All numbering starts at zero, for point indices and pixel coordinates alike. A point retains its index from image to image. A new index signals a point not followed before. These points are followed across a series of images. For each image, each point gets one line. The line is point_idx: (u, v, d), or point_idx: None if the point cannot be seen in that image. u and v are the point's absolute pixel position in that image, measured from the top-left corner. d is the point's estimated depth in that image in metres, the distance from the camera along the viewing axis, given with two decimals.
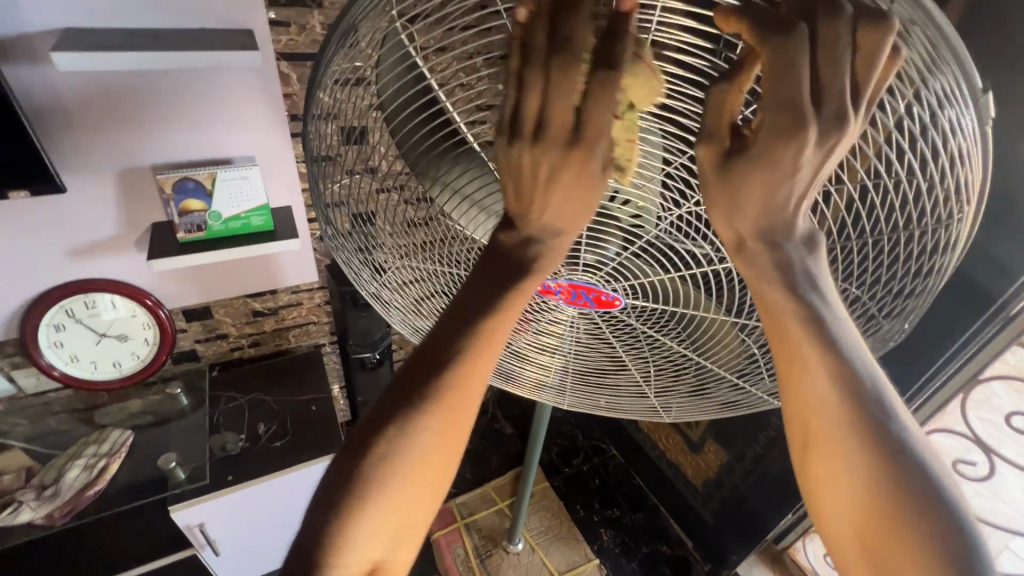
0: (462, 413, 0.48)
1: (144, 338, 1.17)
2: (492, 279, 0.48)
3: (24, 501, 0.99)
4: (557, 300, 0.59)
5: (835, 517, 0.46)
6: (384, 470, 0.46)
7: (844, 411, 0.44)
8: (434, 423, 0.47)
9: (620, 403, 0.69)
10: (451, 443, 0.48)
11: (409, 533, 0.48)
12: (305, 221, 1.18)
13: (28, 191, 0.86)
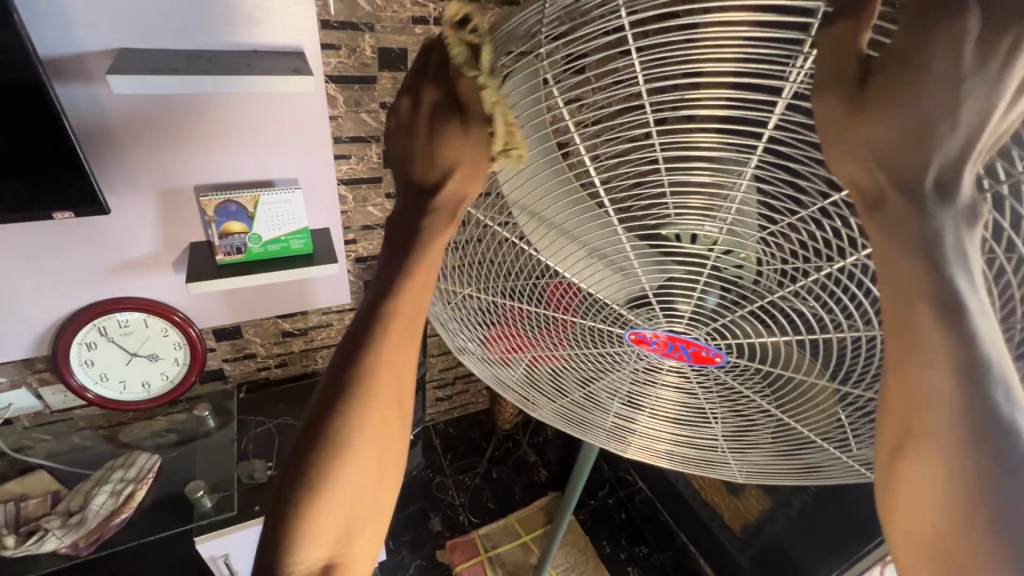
0: (382, 400, 0.48)
1: (175, 358, 1.14)
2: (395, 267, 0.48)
3: (49, 529, 0.96)
4: (649, 349, 0.59)
5: (909, 520, 0.40)
6: (319, 468, 0.47)
7: (963, 414, 0.36)
8: (365, 426, 0.48)
9: (700, 455, 0.68)
10: (384, 428, 0.49)
11: (358, 531, 0.49)
12: (341, 242, 1.16)
13: (71, 211, 0.85)
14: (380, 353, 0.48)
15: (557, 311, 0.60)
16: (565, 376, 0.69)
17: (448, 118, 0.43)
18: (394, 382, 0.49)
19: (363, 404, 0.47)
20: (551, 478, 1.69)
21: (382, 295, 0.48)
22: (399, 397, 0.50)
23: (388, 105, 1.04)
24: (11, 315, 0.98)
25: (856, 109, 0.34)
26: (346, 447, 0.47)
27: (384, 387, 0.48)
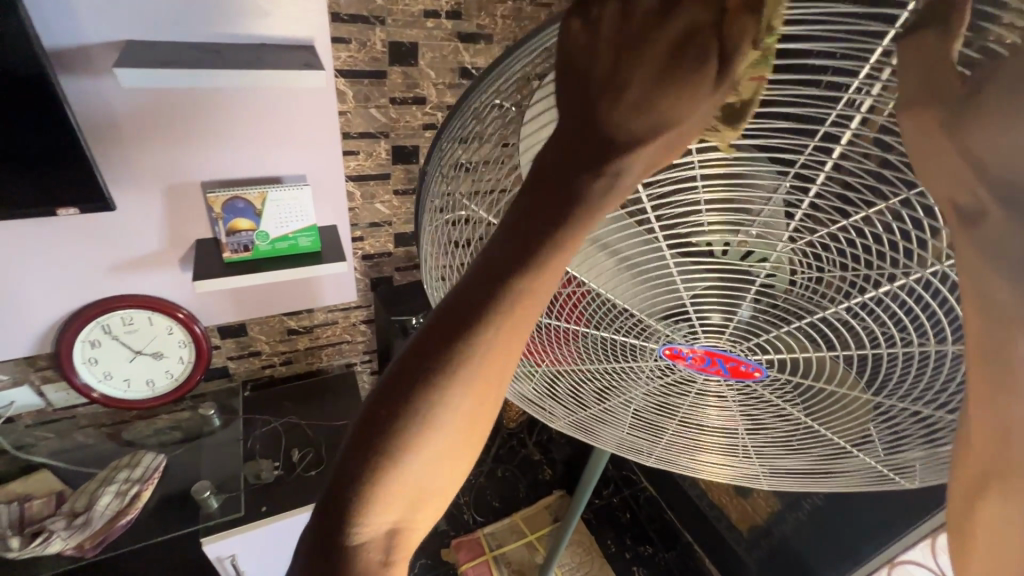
0: (478, 404, 0.33)
1: (179, 356, 1.12)
2: (538, 215, 0.33)
3: (54, 530, 0.94)
4: (685, 364, 0.57)
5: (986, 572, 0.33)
6: (372, 468, 0.33)
7: None
8: (460, 408, 0.33)
9: (718, 462, 0.67)
10: (472, 437, 0.34)
11: (420, 528, 0.36)
12: (349, 239, 1.14)
13: (76, 208, 0.83)
14: (492, 340, 0.32)
15: (563, 318, 0.60)
16: (576, 385, 0.69)
17: (668, 63, 0.30)
18: (501, 377, 0.34)
19: (463, 400, 0.33)
20: (556, 477, 1.68)
21: (506, 261, 0.32)
22: (499, 397, 0.35)
23: (398, 100, 1.03)
24: (14, 312, 0.96)
25: (957, 122, 0.26)
26: (421, 452, 0.33)
27: (489, 382, 0.33)
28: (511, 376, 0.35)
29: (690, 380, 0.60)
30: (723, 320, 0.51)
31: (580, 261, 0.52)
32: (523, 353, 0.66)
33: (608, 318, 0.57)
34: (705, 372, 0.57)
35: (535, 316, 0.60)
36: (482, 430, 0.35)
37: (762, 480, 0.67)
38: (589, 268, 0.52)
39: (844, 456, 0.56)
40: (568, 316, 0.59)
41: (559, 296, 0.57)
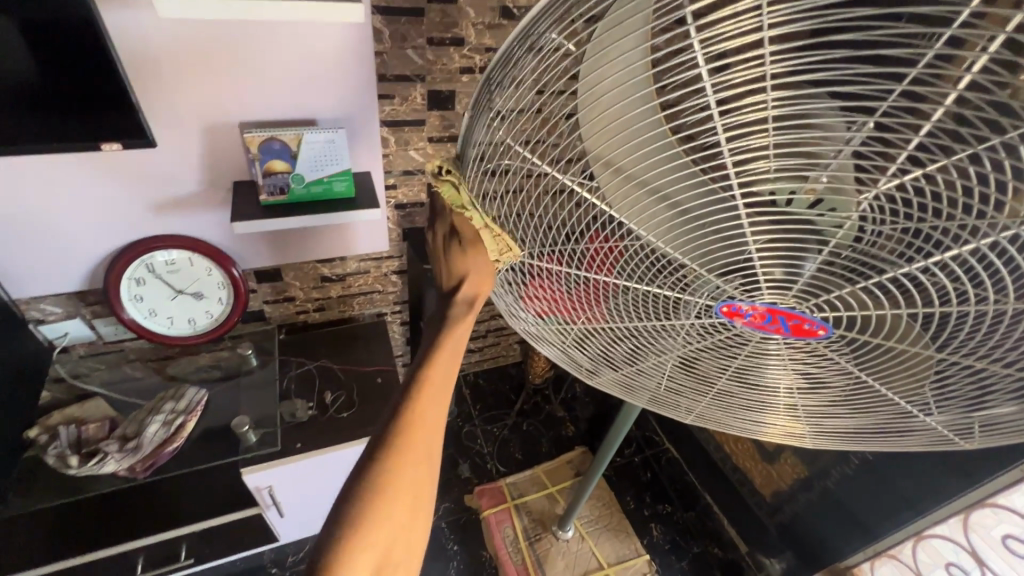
0: (424, 438, 0.53)
1: (219, 298, 1.16)
2: (436, 327, 0.59)
3: (109, 452, 1.01)
4: (742, 322, 0.54)
5: None
6: (355, 509, 0.48)
7: None
8: (403, 458, 0.51)
9: (758, 421, 0.66)
10: (418, 481, 0.52)
11: (390, 564, 0.49)
12: (382, 188, 1.14)
13: (118, 143, 0.84)
14: (417, 401, 0.53)
15: (593, 270, 0.58)
16: (607, 345, 0.68)
17: (452, 243, 0.58)
18: (434, 419, 0.54)
19: (407, 438, 0.52)
20: (578, 434, 1.70)
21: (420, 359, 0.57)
22: (434, 438, 0.54)
23: (435, 41, 0.99)
24: (64, 247, 1.00)
25: None
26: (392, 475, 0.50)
27: (427, 424, 0.53)
28: (436, 449, 0.54)
29: (733, 336, 0.58)
30: (786, 275, 0.49)
31: (632, 208, 0.50)
32: (558, 313, 0.66)
33: (651, 272, 0.55)
34: (762, 330, 0.55)
35: (568, 268, 0.59)
36: (428, 468, 0.53)
37: (805, 438, 0.65)
38: (641, 215, 0.51)
39: (894, 413, 0.55)
40: (601, 270, 0.57)
41: (592, 251, 0.56)
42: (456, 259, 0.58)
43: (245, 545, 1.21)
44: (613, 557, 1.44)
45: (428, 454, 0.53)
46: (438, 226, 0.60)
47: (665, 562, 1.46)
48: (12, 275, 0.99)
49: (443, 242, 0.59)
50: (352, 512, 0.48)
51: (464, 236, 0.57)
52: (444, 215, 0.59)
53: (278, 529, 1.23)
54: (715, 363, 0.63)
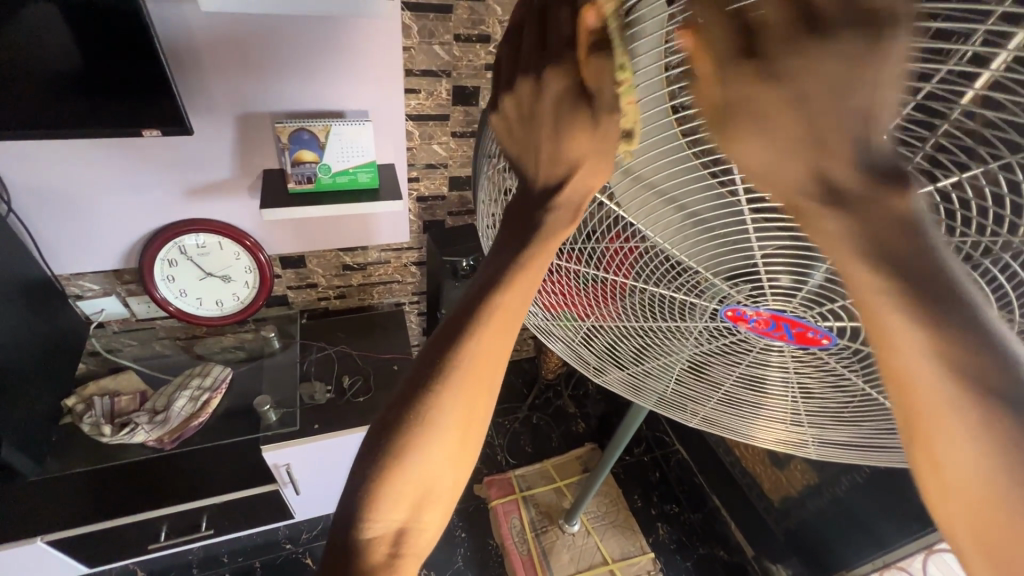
0: (479, 388, 0.49)
1: (245, 281, 1.20)
2: (513, 234, 0.48)
3: (139, 423, 1.06)
4: (747, 327, 0.55)
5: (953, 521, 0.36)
6: (403, 439, 0.47)
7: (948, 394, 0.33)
8: (458, 396, 0.48)
9: (762, 425, 0.67)
10: (469, 422, 0.49)
11: (435, 494, 0.49)
12: (405, 179, 1.17)
13: (158, 129, 0.88)
14: (476, 350, 0.48)
15: (603, 269, 0.58)
16: (617, 343, 0.69)
17: (574, 110, 0.41)
18: (493, 370, 0.49)
19: (460, 385, 0.48)
20: (588, 431, 1.72)
21: (490, 283, 0.48)
22: (490, 384, 0.49)
23: (462, 37, 1.01)
24: (103, 224, 1.05)
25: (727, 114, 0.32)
26: (433, 431, 0.47)
27: (485, 375, 0.49)
28: (493, 381, 0.49)
29: (738, 342, 0.59)
30: (791, 283, 0.48)
31: (643, 209, 0.50)
32: (570, 310, 0.67)
33: (661, 274, 0.56)
34: (768, 336, 0.55)
35: (579, 266, 0.59)
36: (485, 399, 0.50)
37: (806, 449, 0.66)
38: (651, 216, 0.50)
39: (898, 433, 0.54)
40: (614, 270, 0.57)
41: (611, 250, 0.55)
42: (575, 141, 0.42)
43: (263, 520, 1.26)
44: (618, 554, 1.45)
45: (483, 402, 0.49)
46: (550, 76, 0.40)
47: (670, 562, 1.47)
48: (54, 251, 1.05)
49: (556, 109, 0.41)
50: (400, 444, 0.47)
51: (599, 94, 0.39)
52: (550, 58, 0.40)
53: (295, 505, 1.27)
54: (723, 366, 0.64)
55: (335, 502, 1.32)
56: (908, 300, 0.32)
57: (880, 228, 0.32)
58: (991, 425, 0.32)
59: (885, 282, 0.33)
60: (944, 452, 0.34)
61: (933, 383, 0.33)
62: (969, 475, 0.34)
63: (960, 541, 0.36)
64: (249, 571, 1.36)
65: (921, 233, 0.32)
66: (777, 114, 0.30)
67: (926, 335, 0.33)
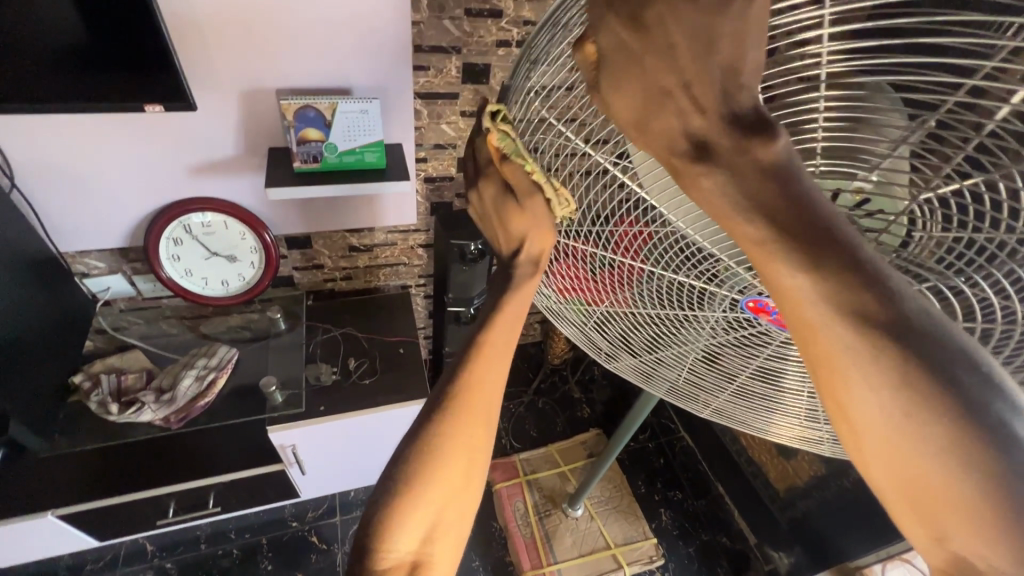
0: (476, 420, 0.48)
1: (251, 261, 1.19)
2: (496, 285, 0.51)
3: (145, 402, 1.06)
4: (768, 319, 0.51)
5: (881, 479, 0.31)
6: (409, 469, 0.46)
7: (844, 336, 0.30)
8: (457, 423, 0.47)
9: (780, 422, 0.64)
10: (473, 448, 0.48)
11: (446, 526, 0.47)
12: (413, 159, 1.14)
13: (161, 105, 0.86)
14: (468, 385, 0.48)
15: (615, 253, 0.56)
16: (630, 332, 0.68)
17: (506, 202, 0.49)
18: (489, 401, 0.49)
19: (457, 417, 0.48)
20: (593, 416, 1.71)
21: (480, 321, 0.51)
22: (491, 409, 0.49)
23: (473, 12, 0.97)
24: (108, 203, 1.03)
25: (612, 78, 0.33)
26: (434, 467, 0.46)
27: (480, 406, 0.49)
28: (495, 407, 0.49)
29: (757, 333, 0.56)
30: None
31: (659, 188, 0.47)
32: (582, 295, 0.65)
33: (676, 260, 0.53)
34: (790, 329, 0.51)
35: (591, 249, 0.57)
36: (486, 425, 0.49)
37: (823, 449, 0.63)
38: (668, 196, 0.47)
39: None
40: (627, 254, 0.55)
41: (625, 234, 0.53)
42: (516, 221, 0.49)
43: (269, 499, 1.27)
44: (620, 539, 1.46)
45: (485, 428, 0.49)
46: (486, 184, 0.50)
47: (672, 547, 1.48)
48: (59, 229, 1.04)
49: (494, 204, 0.50)
50: (407, 474, 0.46)
51: (523, 183, 0.47)
52: (483, 173, 0.50)
53: (301, 485, 1.28)
54: (736, 357, 0.61)
55: (340, 482, 1.33)
56: (783, 244, 0.31)
57: (752, 177, 0.32)
58: (891, 364, 0.29)
59: (761, 230, 0.32)
60: (851, 401, 0.31)
61: (827, 325, 0.31)
62: (872, 423, 0.30)
63: (888, 502, 0.32)
64: (256, 547, 1.38)
65: (786, 180, 0.32)
66: (649, 65, 0.32)
67: (810, 272, 0.31)
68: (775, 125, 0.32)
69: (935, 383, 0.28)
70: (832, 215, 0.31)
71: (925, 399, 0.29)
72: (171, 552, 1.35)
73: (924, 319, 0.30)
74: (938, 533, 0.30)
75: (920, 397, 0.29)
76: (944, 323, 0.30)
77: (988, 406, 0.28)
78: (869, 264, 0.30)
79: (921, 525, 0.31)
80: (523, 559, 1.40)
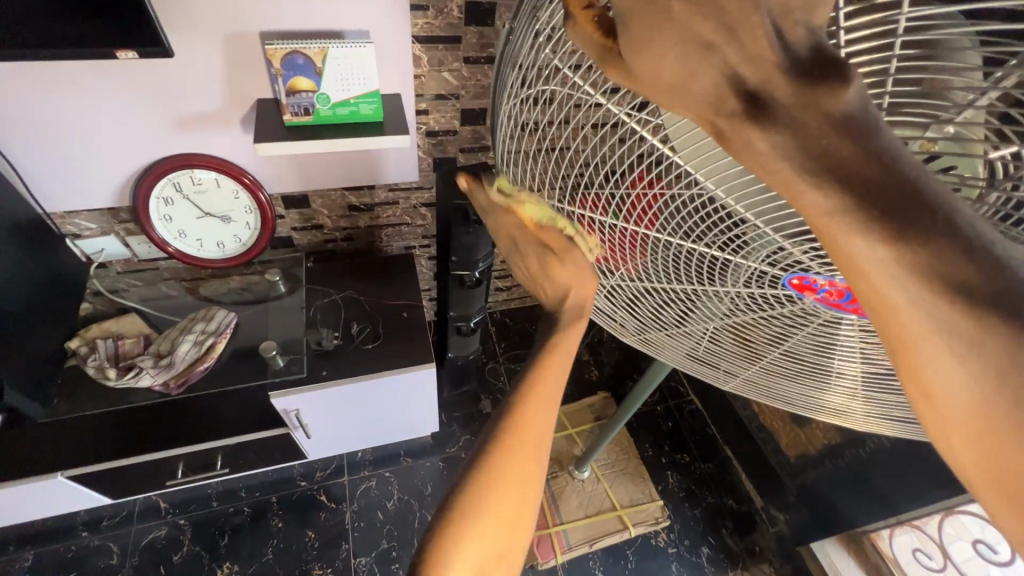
0: (526, 446, 0.46)
1: (246, 222, 1.13)
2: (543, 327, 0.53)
3: (143, 367, 1.04)
4: (813, 298, 0.43)
5: (969, 470, 0.27)
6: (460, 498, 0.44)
7: (933, 316, 0.25)
8: (507, 456, 0.46)
9: (818, 399, 0.57)
10: (525, 473, 0.46)
11: (495, 557, 0.44)
12: (413, 111, 1.06)
13: (134, 51, 0.78)
14: (529, 400, 0.48)
15: (626, 218, 0.47)
16: (643, 307, 0.60)
17: (545, 256, 0.51)
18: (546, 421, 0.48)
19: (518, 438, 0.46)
20: (601, 379, 1.69)
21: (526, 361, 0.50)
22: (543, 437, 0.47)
23: None
24: (92, 160, 0.97)
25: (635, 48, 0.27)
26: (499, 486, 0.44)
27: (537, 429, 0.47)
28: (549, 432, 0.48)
29: (791, 313, 0.47)
30: None
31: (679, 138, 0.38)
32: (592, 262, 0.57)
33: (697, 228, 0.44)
34: (837, 309, 0.43)
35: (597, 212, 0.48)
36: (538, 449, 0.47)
37: (858, 424, 0.57)
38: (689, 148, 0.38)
39: None
40: (638, 221, 0.46)
41: (637, 198, 0.44)
42: (558, 273, 0.51)
43: (276, 461, 1.27)
44: (627, 501, 1.46)
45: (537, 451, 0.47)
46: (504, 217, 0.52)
47: (678, 509, 1.49)
48: (44, 189, 0.99)
49: (536, 262, 0.52)
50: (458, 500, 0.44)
51: (553, 241, 0.50)
52: (516, 237, 0.52)
53: (308, 448, 1.28)
54: (763, 334, 0.53)
55: (347, 445, 1.32)
56: (863, 211, 0.24)
57: (818, 129, 0.24)
58: (993, 344, 0.24)
59: (834, 197, 0.25)
60: (940, 385, 0.26)
61: (913, 304, 0.25)
62: (965, 408, 0.25)
63: (979, 493, 0.27)
64: (267, 505, 1.40)
65: (867, 131, 0.24)
66: (676, 14, 0.25)
67: (892, 247, 0.24)
68: (848, 64, 0.25)
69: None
70: (924, 170, 0.25)
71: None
72: (184, 510, 1.37)
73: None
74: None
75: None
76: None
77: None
78: (971, 231, 0.24)
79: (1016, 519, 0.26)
80: None
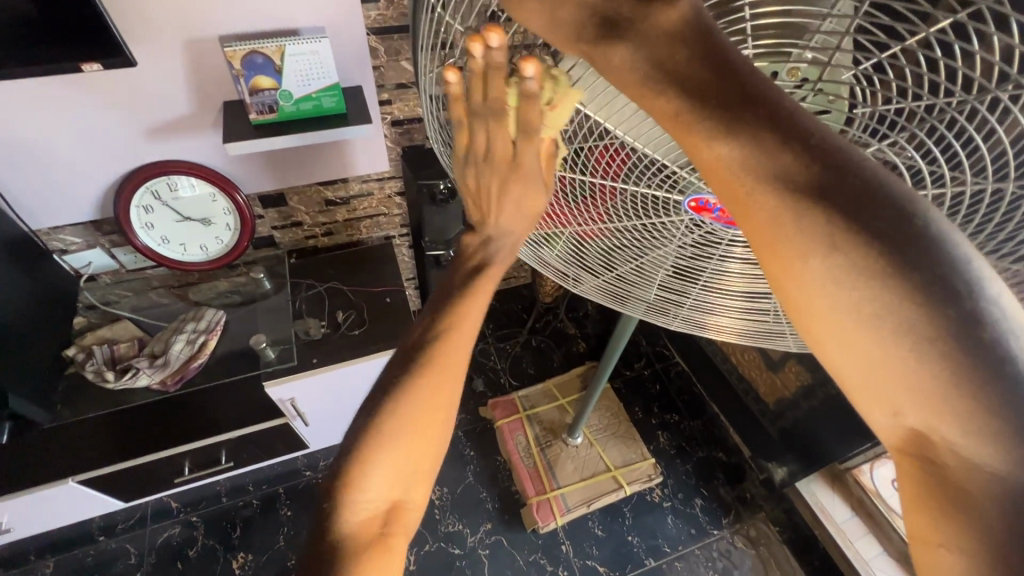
0: (446, 366, 0.48)
1: (226, 223, 1.17)
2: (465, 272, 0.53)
3: (140, 367, 1.09)
4: (712, 218, 0.48)
5: (839, 362, 0.28)
6: (378, 420, 0.46)
7: (779, 204, 0.28)
8: (421, 387, 0.47)
9: (751, 326, 0.61)
10: (438, 400, 0.47)
11: (419, 467, 0.47)
12: (375, 101, 1.10)
13: (98, 63, 0.82)
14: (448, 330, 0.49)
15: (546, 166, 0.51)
16: (585, 256, 0.63)
17: (503, 171, 0.46)
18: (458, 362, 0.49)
19: (430, 378, 0.47)
20: (589, 350, 1.75)
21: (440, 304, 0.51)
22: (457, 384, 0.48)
23: None
24: (69, 174, 1.01)
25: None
26: (400, 422, 0.46)
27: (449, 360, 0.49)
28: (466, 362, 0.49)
29: (706, 236, 0.52)
30: None
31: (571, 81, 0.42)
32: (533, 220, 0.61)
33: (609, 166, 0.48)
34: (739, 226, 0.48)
35: None
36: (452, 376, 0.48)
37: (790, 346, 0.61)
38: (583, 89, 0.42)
39: None
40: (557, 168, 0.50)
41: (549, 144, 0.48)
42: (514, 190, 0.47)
43: (279, 452, 1.33)
44: (620, 461, 1.52)
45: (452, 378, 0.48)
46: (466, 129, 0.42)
47: (670, 466, 1.55)
48: (27, 207, 1.03)
49: (491, 179, 0.47)
50: (376, 424, 0.46)
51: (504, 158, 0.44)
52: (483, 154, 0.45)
53: (307, 436, 1.33)
54: (690, 267, 0.58)
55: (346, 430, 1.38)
56: (698, 111, 0.29)
57: (659, 45, 0.29)
58: (820, 226, 0.27)
59: (676, 99, 0.29)
60: (795, 279, 0.28)
61: (760, 193, 0.28)
62: (818, 294, 0.28)
63: (845, 380, 0.29)
64: (275, 496, 1.45)
65: (702, 41, 0.29)
66: None
67: (735, 138, 0.28)
68: None
69: (870, 237, 0.26)
70: (757, 73, 0.29)
71: (858, 253, 0.27)
72: (195, 507, 1.43)
73: (857, 171, 0.27)
74: (893, 407, 0.28)
75: (860, 258, 0.27)
76: (877, 170, 0.27)
77: (927, 253, 0.26)
78: (791, 119, 0.28)
79: (874, 398, 0.28)
80: (528, 487, 1.47)
